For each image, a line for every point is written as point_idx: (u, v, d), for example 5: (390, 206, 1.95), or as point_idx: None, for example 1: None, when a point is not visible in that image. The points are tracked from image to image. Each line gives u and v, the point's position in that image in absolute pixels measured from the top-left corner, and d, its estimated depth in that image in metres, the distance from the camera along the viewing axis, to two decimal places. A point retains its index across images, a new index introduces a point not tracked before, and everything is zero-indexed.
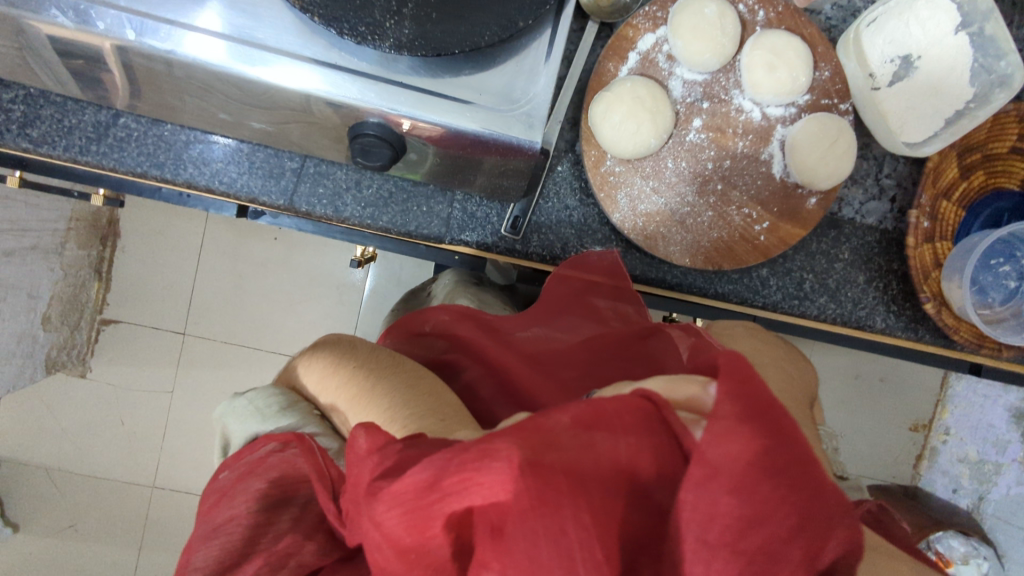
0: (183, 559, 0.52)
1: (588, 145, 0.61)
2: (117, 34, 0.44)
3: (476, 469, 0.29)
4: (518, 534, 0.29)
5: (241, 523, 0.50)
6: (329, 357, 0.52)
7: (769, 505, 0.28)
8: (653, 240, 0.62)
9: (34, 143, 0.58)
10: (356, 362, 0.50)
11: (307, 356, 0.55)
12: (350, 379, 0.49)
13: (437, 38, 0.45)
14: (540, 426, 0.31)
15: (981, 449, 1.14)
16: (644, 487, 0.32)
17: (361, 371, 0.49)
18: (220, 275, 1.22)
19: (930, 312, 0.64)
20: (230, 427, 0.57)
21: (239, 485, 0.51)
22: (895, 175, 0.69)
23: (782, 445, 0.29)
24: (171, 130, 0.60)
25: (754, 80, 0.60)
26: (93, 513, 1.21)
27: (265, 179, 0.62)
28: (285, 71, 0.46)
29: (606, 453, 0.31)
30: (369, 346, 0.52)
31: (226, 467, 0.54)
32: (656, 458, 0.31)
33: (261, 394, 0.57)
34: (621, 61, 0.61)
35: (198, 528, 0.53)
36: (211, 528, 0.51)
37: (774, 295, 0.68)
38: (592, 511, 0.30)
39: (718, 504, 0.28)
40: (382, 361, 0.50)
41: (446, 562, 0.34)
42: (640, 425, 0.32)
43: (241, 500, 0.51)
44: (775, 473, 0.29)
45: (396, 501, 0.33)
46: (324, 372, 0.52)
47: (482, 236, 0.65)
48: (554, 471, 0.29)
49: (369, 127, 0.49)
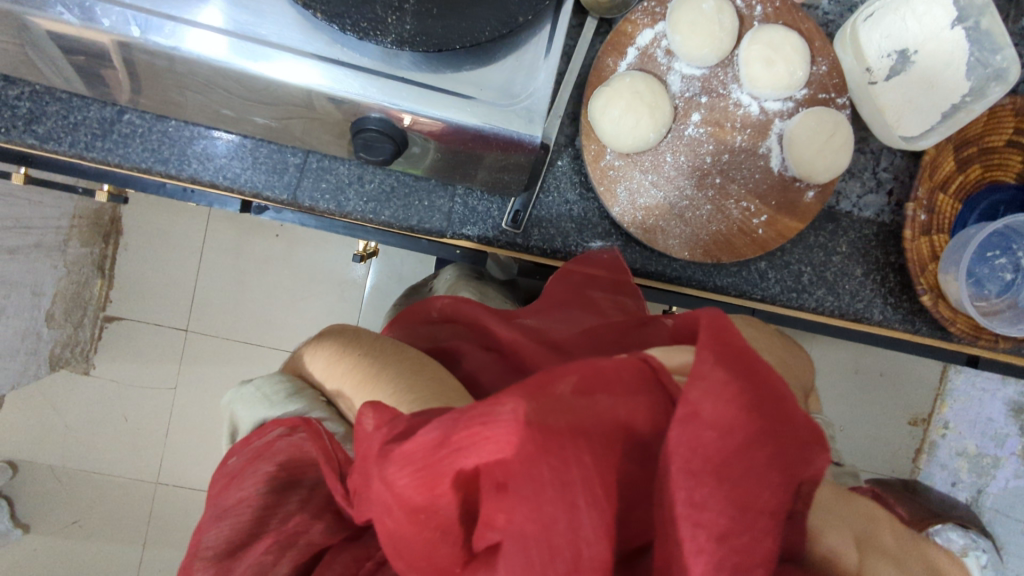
0: (192, 542, 0.52)
1: (587, 139, 0.62)
2: (122, 31, 0.44)
3: (482, 424, 0.31)
4: (524, 481, 0.31)
5: (252, 505, 0.51)
6: (335, 345, 0.53)
7: (745, 438, 0.33)
8: (652, 233, 0.62)
9: (40, 139, 0.59)
10: (364, 347, 0.51)
11: (314, 345, 0.56)
12: (356, 367, 0.50)
13: (439, 34, 0.46)
14: (546, 386, 0.34)
15: (980, 442, 1.18)
16: (637, 442, 0.35)
17: (366, 359, 0.50)
18: (222, 272, 1.23)
19: (927, 305, 0.65)
20: (238, 412, 0.57)
21: (248, 468, 0.51)
22: (892, 169, 0.70)
23: (756, 393, 0.34)
24: (175, 126, 0.61)
25: (752, 74, 0.61)
26: (97, 508, 1.21)
27: (268, 175, 0.62)
28: (287, 67, 0.46)
29: (606, 409, 0.34)
30: (374, 336, 0.53)
31: (235, 450, 0.54)
32: (648, 414, 0.35)
33: (269, 381, 0.57)
34: (620, 56, 0.62)
35: (207, 510, 0.53)
36: (222, 509, 0.51)
37: (773, 288, 0.69)
38: (592, 456, 0.33)
39: (706, 433, 0.32)
40: (389, 348, 0.51)
41: (454, 523, 0.35)
42: (633, 386, 0.35)
43: (250, 483, 0.51)
44: (752, 413, 0.34)
45: (408, 460, 0.34)
46: (330, 359, 0.53)
47: (483, 230, 0.66)
48: (556, 425, 0.32)
49: (371, 123, 0.50)
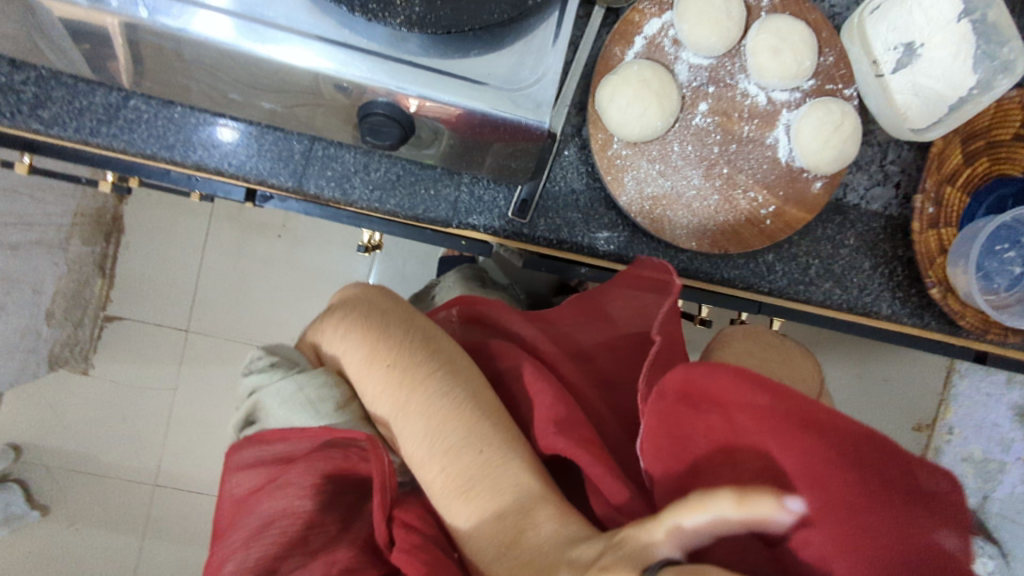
0: (215, 561, 0.50)
1: (594, 128, 0.61)
2: (129, 12, 0.44)
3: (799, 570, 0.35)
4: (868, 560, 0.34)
5: (295, 521, 0.49)
6: (368, 343, 0.49)
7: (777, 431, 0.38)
8: (659, 223, 0.62)
9: (45, 125, 0.58)
10: (404, 385, 0.47)
11: (340, 329, 0.52)
12: (403, 388, 0.47)
13: (448, 16, 0.46)
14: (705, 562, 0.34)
15: (986, 447, 1.17)
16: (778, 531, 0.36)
17: (416, 380, 0.47)
18: (224, 272, 1.22)
19: (935, 298, 0.65)
20: (266, 405, 0.50)
21: (293, 479, 0.49)
22: (899, 161, 0.70)
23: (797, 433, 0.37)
24: (181, 112, 0.60)
25: (760, 63, 0.60)
26: (95, 510, 1.20)
27: (274, 163, 0.62)
28: (293, 49, 0.46)
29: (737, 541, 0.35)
30: (407, 334, 0.50)
31: (262, 457, 0.50)
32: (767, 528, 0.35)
33: (312, 378, 0.50)
34: (628, 45, 0.62)
35: (233, 526, 0.50)
36: (257, 526, 0.49)
37: (780, 281, 0.68)
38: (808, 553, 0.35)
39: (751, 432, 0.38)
40: (431, 395, 0.46)
41: None
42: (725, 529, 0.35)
43: (295, 496, 0.49)
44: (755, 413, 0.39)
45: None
46: (365, 356, 0.49)
47: (489, 221, 0.65)
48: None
49: (378, 107, 0.49)
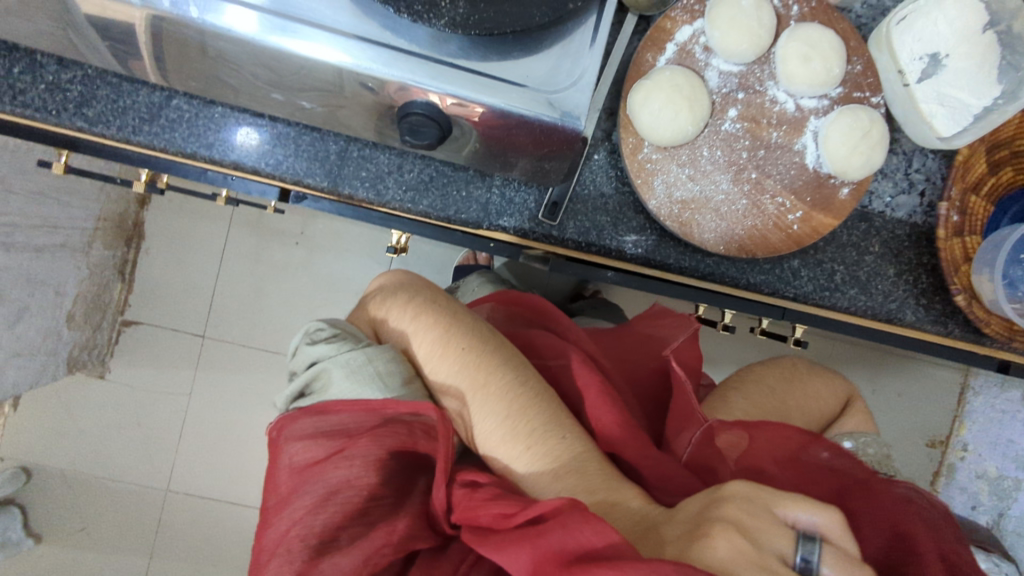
0: (270, 532, 0.48)
1: (626, 132, 0.63)
2: (179, 11, 0.45)
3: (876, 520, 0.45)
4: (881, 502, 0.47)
5: (357, 492, 0.48)
6: (441, 332, 0.52)
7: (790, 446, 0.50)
8: (689, 227, 0.63)
9: (89, 122, 0.60)
10: (478, 372, 0.50)
11: (410, 313, 0.54)
12: (478, 376, 0.50)
13: (491, 18, 0.47)
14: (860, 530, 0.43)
15: (1001, 464, 1.20)
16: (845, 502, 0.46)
17: (492, 370, 0.50)
18: (243, 278, 1.23)
19: (961, 305, 0.66)
20: (332, 376, 0.51)
21: (359, 449, 0.48)
22: (924, 170, 0.70)
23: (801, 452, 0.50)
24: (221, 112, 0.61)
25: (789, 71, 0.61)
26: (107, 517, 1.20)
27: (310, 162, 0.63)
28: (335, 50, 0.47)
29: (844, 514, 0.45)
30: (477, 329, 0.53)
31: (327, 425, 0.49)
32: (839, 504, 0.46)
33: (379, 353, 0.51)
34: (659, 51, 0.63)
35: (288, 496, 0.48)
36: (318, 496, 0.47)
37: (805, 286, 0.69)
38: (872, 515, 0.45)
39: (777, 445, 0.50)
40: (506, 382, 0.49)
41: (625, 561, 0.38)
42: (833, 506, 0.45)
43: (359, 467, 0.48)
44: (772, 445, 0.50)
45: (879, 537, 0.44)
46: (437, 343, 0.52)
47: (519, 222, 0.66)
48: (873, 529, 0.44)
49: (416, 107, 0.50)
